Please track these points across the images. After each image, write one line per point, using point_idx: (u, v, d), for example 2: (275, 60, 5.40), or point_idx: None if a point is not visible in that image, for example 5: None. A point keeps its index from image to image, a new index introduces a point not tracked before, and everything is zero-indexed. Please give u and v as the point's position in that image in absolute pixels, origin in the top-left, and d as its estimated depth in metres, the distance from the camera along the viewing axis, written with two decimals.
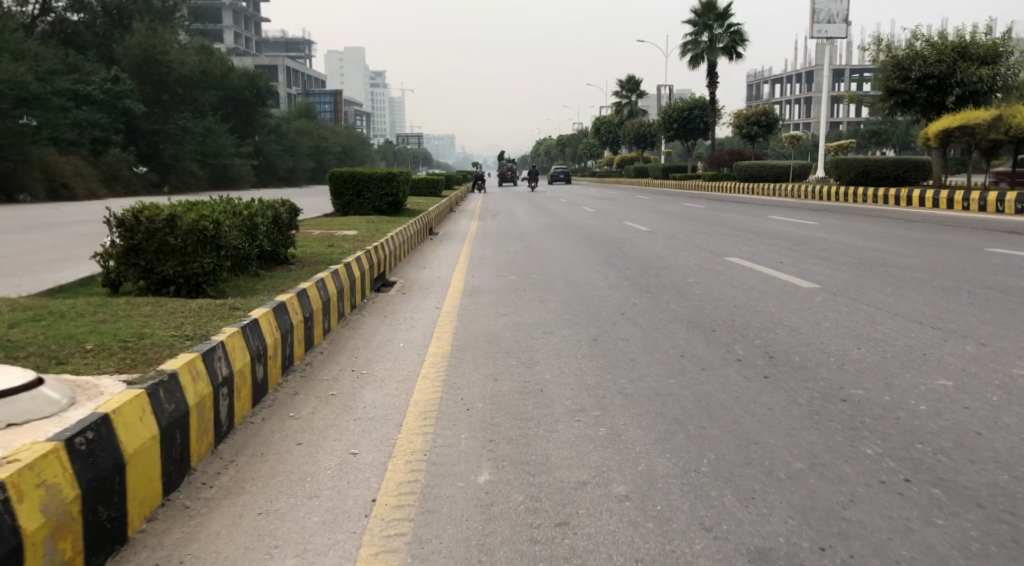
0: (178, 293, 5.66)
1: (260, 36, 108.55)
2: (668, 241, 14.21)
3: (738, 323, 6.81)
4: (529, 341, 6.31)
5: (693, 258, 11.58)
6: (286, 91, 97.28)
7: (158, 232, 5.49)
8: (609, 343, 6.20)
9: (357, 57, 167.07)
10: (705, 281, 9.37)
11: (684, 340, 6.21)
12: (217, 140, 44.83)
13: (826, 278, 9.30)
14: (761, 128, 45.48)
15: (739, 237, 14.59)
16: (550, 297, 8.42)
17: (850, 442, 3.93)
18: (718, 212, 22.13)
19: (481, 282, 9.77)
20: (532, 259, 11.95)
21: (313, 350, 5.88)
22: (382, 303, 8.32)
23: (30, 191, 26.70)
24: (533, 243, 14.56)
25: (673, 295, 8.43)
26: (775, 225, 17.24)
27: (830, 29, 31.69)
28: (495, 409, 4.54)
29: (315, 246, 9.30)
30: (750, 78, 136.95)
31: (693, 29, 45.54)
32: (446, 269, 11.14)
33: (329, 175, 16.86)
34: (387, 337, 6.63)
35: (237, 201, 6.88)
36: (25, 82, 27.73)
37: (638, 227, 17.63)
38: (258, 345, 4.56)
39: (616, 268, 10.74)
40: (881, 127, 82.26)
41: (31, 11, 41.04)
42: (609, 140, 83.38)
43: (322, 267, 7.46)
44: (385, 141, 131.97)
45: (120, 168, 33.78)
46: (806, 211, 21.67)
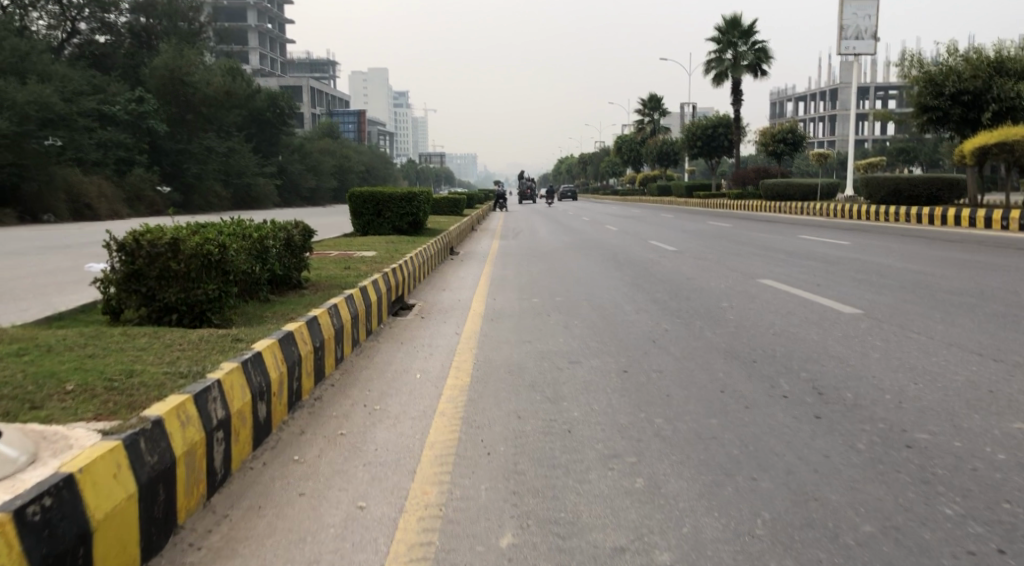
0: (181, 321, 5.35)
1: (285, 56, 110.05)
2: (696, 262, 13.72)
3: (779, 353, 6.31)
4: (555, 373, 5.87)
5: (724, 280, 11.07)
6: (310, 111, 98.40)
7: (160, 256, 5.20)
8: (641, 375, 5.74)
9: (380, 78, 169.09)
10: (740, 305, 8.87)
11: (723, 373, 5.72)
12: (240, 160, 45.19)
13: (869, 303, 8.76)
14: (787, 145, 44.80)
15: (770, 258, 14.05)
16: (575, 323, 7.97)
17: (924, 500, 3.44)
18: (746, 232, 21.55)
19: (503, 306, 9.35)
20: (555, 281, 11.52)
21: (324, 382, 5.50)
22: (399, 328, 7.94)
23: (54, 211, 26.92)
24: (556, 264, 14.14)
25: (706, 321, 7.93)
26: (807, 245, 16.66)
27: (859, 46, 31.10)
28: (519, 454, 4.10)
29: (331, 268, 8.97)
30: (774, 95, 136.16)
31: (717, 47, 45.16)
32: (466, 291, 10.75)
33: (348, 195, 16.62)
34: (403, 366, 6.23)
35: (248, 223, 6.59)
36: (51, 104, 28.02)
37: (664, 246, 17.14)
38: (260, 382, 4.19)
39: (644, 291, 10.27)
40: (908, 144, 81.01)
41: (60, 34, 41.80)
42: (631, 158, 83.00)
43: (336, 291, 7.12)
44: (408, 161, 132.91)
45: (143, 188, 34.06)
46: (837, 230, 21.01)
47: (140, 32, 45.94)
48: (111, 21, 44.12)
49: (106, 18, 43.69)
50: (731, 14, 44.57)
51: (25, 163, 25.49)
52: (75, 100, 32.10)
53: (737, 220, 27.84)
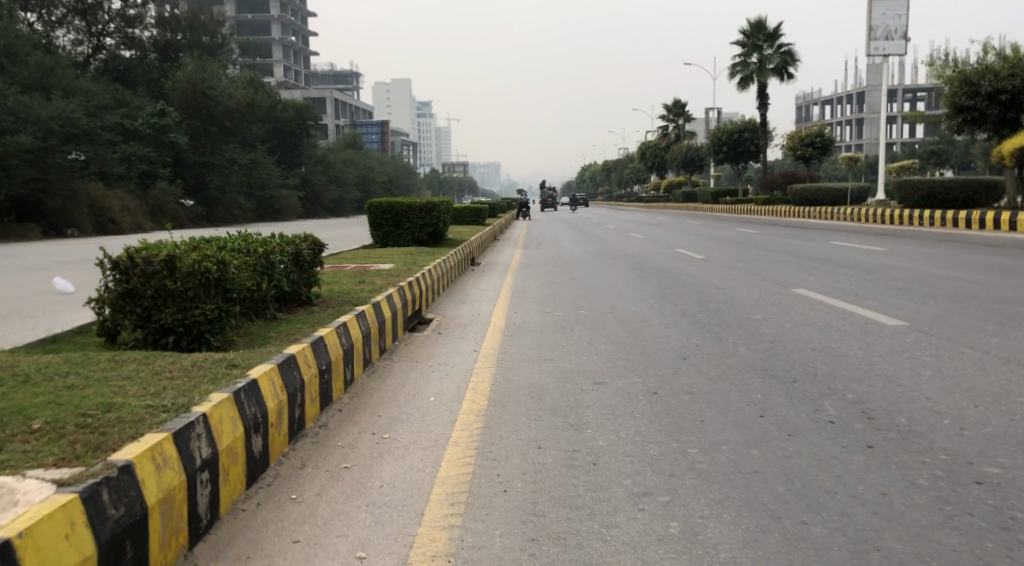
0: (178, 343, 5.07)
1: (309, 68, 111.26)
2: (725, 271, 13.19)
3: (821, 372, 5.81)
4: (578, 396, 5.44)
5: (755, 291, 10.56)
6: (334, 122, 99.26)
7: (155, 275, 4.94)
8: (671, 397, 5.29)
9: (403, 89, 170.42)
10: (773, 318, 8.34)
11: (761, 395, 5.23)
12: (263, 172, 45.49)
13: (913, 314, 8.19)
14: (816, 149, 43.88)
15: (802, 266, 13.47)
16: (599, 339, 7.54)
17: (1006, 551, 2.92)
18: (774, 238, 20.91)
19: (523, 320, 8.94)
20: (578, 293, 11.10)
21: (331, 408, 5.14)
22: (414, 346, 7.58)
23: (78, 226, 27.25)
24: (578, 274, 13.71)
25: (738, 336, 7.44)
26: (840, 252, 16.01)
27: (888, 47, 30.33)
28: (538, 492, 3.69)
29: (345, 282, 8.64)
30: (802, 99, 134.45)
31: (742, 51, 44.46)
32: (486, 304, 10.37)
33: (367, 205, 16.37)
34: (417, 388, 5.85)
35: (254, 238, 6.34)
36: (74, 119, 28.36)
37: (691, 255, 16.61)
38: (255, 412, 3.85)
39: (672, 303, 9.79)
40: (940, 147, 79.24)
41: (86, 50, 42.51)
42: (655, 165, 82.35)
43: (347, 307, 6.80)
44: (431, 171, 133.56)
45: (166, 201, 34.34)
46: (871, 236, 20.27)
47: (164, 46, 46.55)
48: (137, 36, 44.75)
49: (131, 33, 44.33)
50: (757, 17, 43.88)
51: (49, 178, 25.82)
52: (98, 114, 32.51)
53: (765, 227, 27.17)
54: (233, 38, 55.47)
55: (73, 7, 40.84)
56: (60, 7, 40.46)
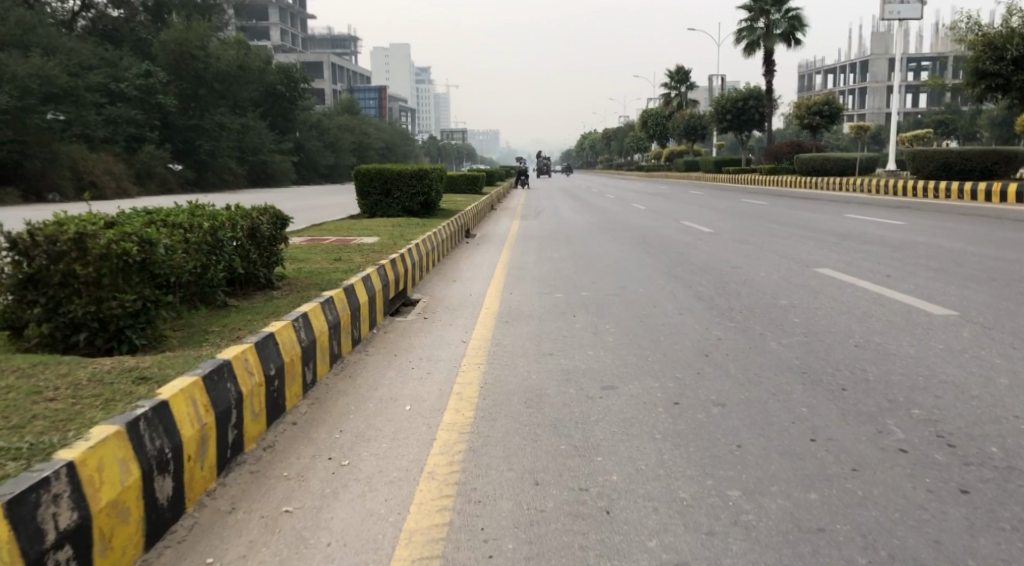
0: (93, 342, 4.05)
1: (306, 30, 108.36)
2: (737, 247, 12.19)
3: (872, 377, 4.88)
4: (584, 407, 4.49)
5: (775, 270, 9.59)
6: (330, 87, 96.96)
7: (63, 258, 3.92)
8: (696, 411, 4.36)
9: (401, 54, 166.95)
10: (802, 304, 7.37)
11: (808, 410, 4.29)
12: (254, 137, 44.17)
13: (959, 301, 7.22)
14: (824, 117, 42.47)
15: (821, 242, 12.49)
16: (609, 328, 6.61)
17: None
18: (783, 210, 19.90)
19: (520, 303, 7.99)
20: (581, 271, 10.14)
21: (279, 424, 4.19)
22: (394, 334, 6.63)
23: (58, 190, 25.91)
24: (581, 249, 12.72)
25: (765, 325, 6.52)
26: (858, 226, 15.00)
27: (904, 10, 28.80)
28: (535, 560, 2.75)
29: (319, 260, 7.59)
30: (804, 68, 132.24)
31: (749, 15, 42.76)
32: (479, 283, 9.42)
33: (354, 172, 15.27)
34: (390, 393, 4.90)
35: (200, 212, 5.33)
36: (54, 78, 26.94)
37: (700, 228, 15.58)
38: (159, 448, 2.88)
39: (685, 283, 8.83)
40: (948, 116, 77.64)
41: (70, 7, 40.80)
42: (656, 133, 80.61)
43: (313, 291, 5.83)
44: (430, 138, 131.38)
45: (154, 165, 32.96)
46: (886, 208, 19.21)
47: (154, 6, 44.89)
48: None
49: None
50: None
51: (26, 140, 24.48)
52: (80, 74, 31.04)
53: (774, 198, 26.03)
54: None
55: None
56: None
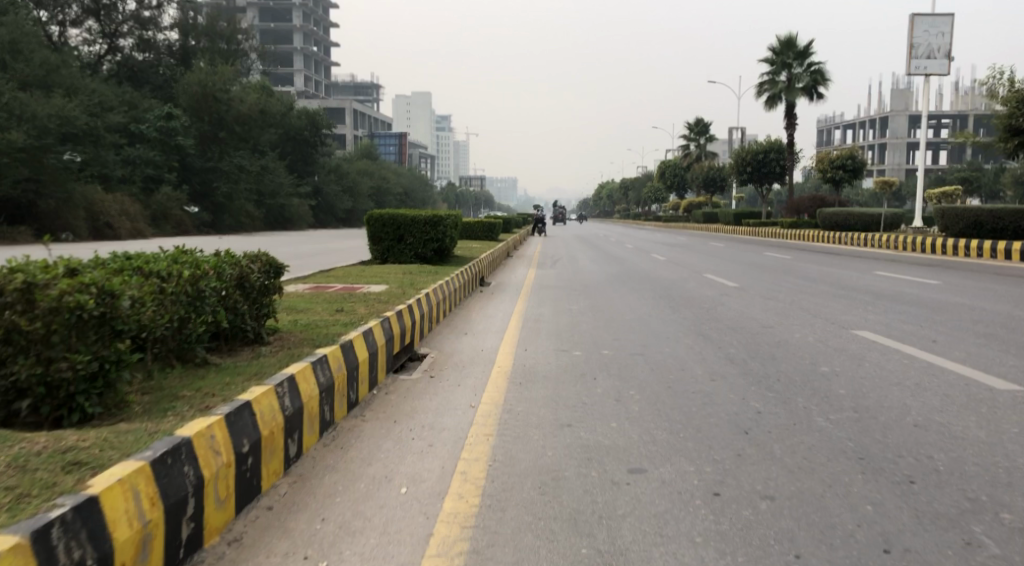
0: (39, 409, 3.50)
1: (330, 77, 110.62)
2: (765, 304, 11.53)
3: (942, 466, 4.17)
4: (608, 496, 3.85)
5: (809, 331, 8.93)
6: (352, 132, 98.28)
7: (9, 311, 3.40)
8: (741, 505, 3.71)
9: (422, 103, 169.98)
10: (846, 373, 6.69)
11: (874, 510, 3.61)
12: (273, 180, 44.48)
13: (1022, 374, 6.50)
14: (847, 172, 41.97)
15: (854, 301, 11.82)
16: (635, 395, 5.98)
17: None
18: (809, 266, 19.23)
19: (536, 362, 7.38)
20: (600, 326, 9.53)
21: (251, 511, 3.58)
22: (397, 396, 6.04)
23: (72, 229, 25.89)
24: (600, 301, 12.14)
25: (807, 397, 5.84)
26: (892, 285, 14.29)
27: (930, 66, 28.46)
28: None
29: (319, 311, 7.06)
30: (823, 123, 132.68)
31: (771, 68, 42.78)
32: (491, 336, 8.84)
33: (366, 217, 14.84)
34: (385, 470, 4.28)
35: (184, 259, 4.84)
36: (73, 119, 27.18)
37: (723, 283, 14.98)
38: (78, 560, 2.27)
39: (715, 344, 8.18)
40: (971, 173, 76.88)
41: (98, 50, 41.69)
42: (674, 184, 80.42)
43: (305, 348, 5.28)
44: (448, 185, 132.61)
45: (170, 207, 33.06)
46: (918, 266, 18.48)
47: (180, 50, 45.78)
48: (152, 38, 43.96)
49: (146, 36, 43.53)
50: (787, 34, 42.17)
51: (42, 177, 24.58)
52: (100, 115, 31.34)
53: (797, 252, 25.36)
54: (249, 42, 54.61)
55: (87, 6, 40.05)
56: (74, 6, 39.78)
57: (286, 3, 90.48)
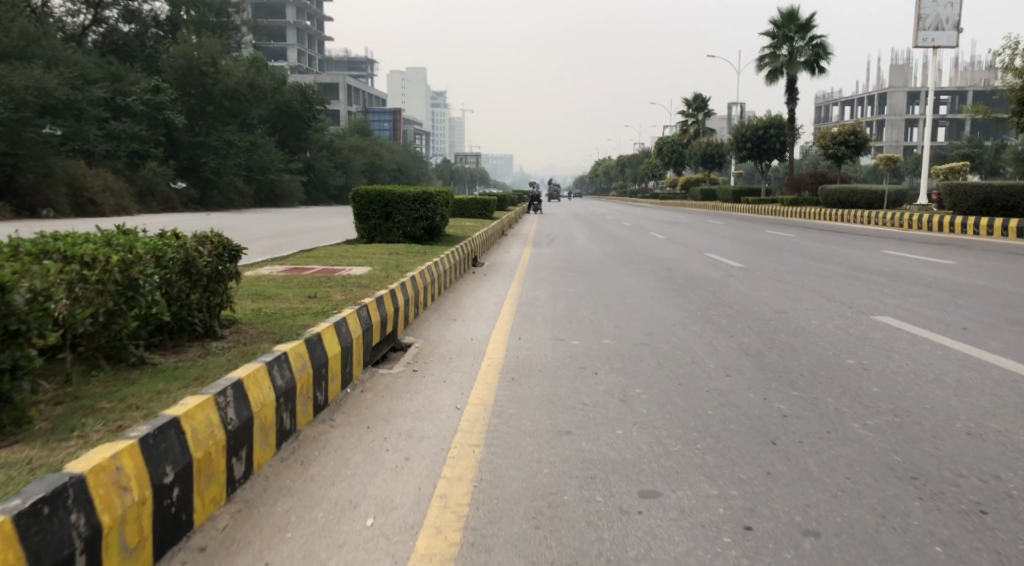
0: None
1: (322, 51, 108.68)
2: (774, 286, 10.83)
3: (1014, 491, 3.50)
4: (617, 531, 3.18)
5: (826, 318, 8.25)
6: (345, 108, 96.80)
7: None
8: (780, 544, 3.04)
9: (417, 78, 167.71)
10: (876, 367, 6.01)
11: (945, 553, 2.93)
12: (263, 155, 43.47)
13: None
14: (849, 148, 41.09)
15: (868, 283, 11.15)
16: (643, 395, 5.30)
17: None
18: (814, 245, 18.51)
19: (531, 354, 6.69)
20: (601, 312, 8.84)
21: (176, 554, 2.88)
22: (372, 395, 5.34)
23: (53, 206, 24.93)
24: (600, 283, 11.45)
25: (838, 398, 5.16)
26: (904, 265, 13.62)
27: (938, 38, 27.52)
28: None
29: (290, 297, 6.35)
30: (821, 99, 131.31)
31: (772, 42, 41.71)
32: (482, 324, 8.14)
33: (352, 194, 14.03)
34: (350, 494, 3.59)
35: (117, 242, 4.10)
36: (52, 91, 26.15)
37: (728, 262, 14.31)
38: None
39: (728, 333, 7.48)
40: (971, 150, 75.95)
41: (81, 21, 40.34)
42: (671, 161, 79.29)
43: (264, 343, 4.56)
44: (443, 161, 131.09)
45: (156, 182, 32.12)
46: (927, 245, 17.79)
47: (166, 21, 44.46)
48: (138, 9, 42.65)
49: (131, 7, 42.22)
50: (789, 6, 41.03)
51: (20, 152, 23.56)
52: (82, 88, 30.26)
53: (799, 230, 24.67)
54: (237, 15, 53.13)
55: None
56: None
57: None
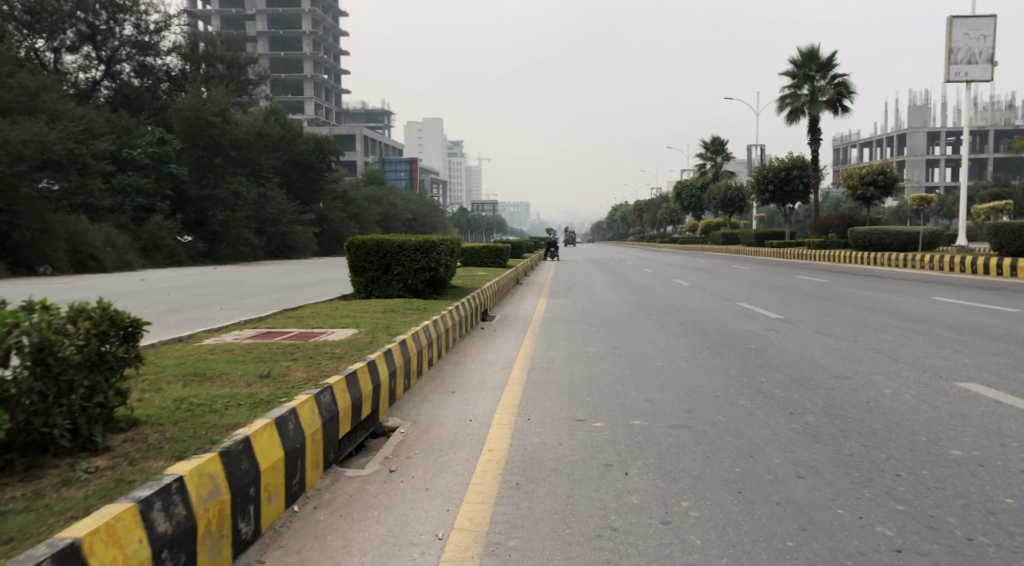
0: None
1: (340, 104, 110.03)
2: (826, 344, 9.38)
3: None
4: None
5: (901, 386, 6.81)
6: (362, 159, 97.24)
7: None
8: None
9: (434, 129, 169.54)
10: (996, 461, 4.57)
11: None
12: (274, 207, 43.04)
13: None
14: (878, 188, 39.62)
15: (932, 338, 9.69)
16: (692, 513, 3.89)
17: None
18: (856, 292, 16.97)
19: (542, 443, 5.30)
20: (626, 379, 7.44)
21: None
22: (321, 516, 3.94)
23: (52, 262, 24.28)
24: (623, 341, 10.09)
25: (965, 517, 3.69)
26: (967, 315, 12.08)
27: (971, 71, 26.35)
28: None
29: (233, 377, 5.05)
30: (839, 141, 130.26)
31: (792, 82, 40.87)
32: (486, 398, 6.80)
33: (347, 244, 12.87)
34: None
35: None
36: (53, 145, 25.70)
37: (765, 314, 12.90)
38: None
39: (786, 411, 5.99)
40: (1000, 189, 73.89)
41: (94, 76, 40.62)
42: (690, 205, 78.00)
43: (155, 460, 3.22)
44: (460, 210, 131.17)
45: (162, 236, 31.49)
46: (982, 291, 16.18)
47: (179, 75, 44.48)
48: (151, 64, 42.82)
49: (145, 61, 42.40)
50: (808, 46, 40.21)
51: (17, 208, 23.02)
52: (87, 141, 29.89)
53: (833, 275, 23.14)
54: (252, 68, 53.37)
55: (82, 32, 38.94)
56: (70, 32, 38.60)
57: (297, 32, 89.67)
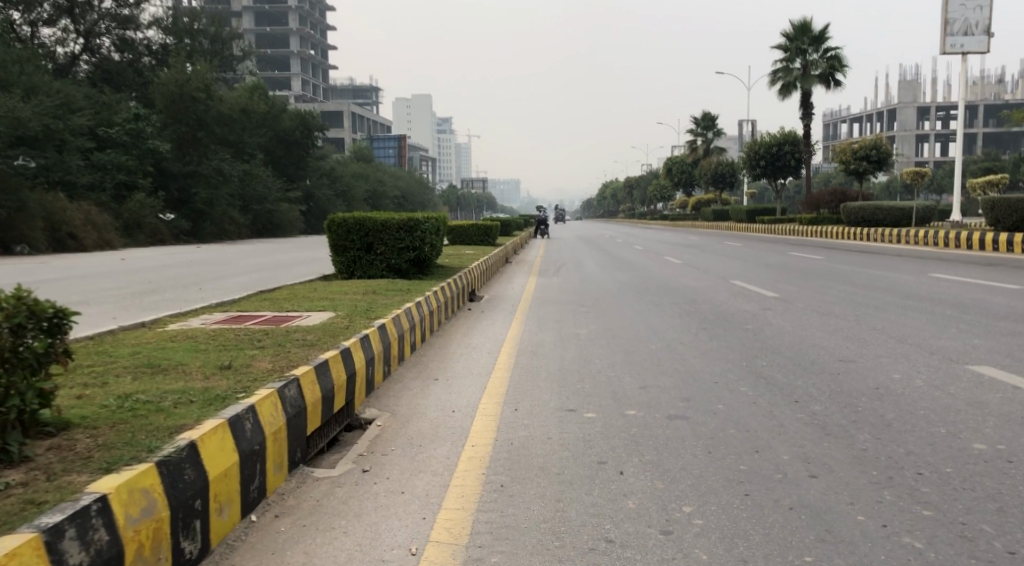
0: None
1: (327, 80, 108.35)
2: (826, 324, 9.01)
3: None
4: None
5: (911, 370, 6.42)
6: (350, 136, 95.94)
7: None
8: None
9: (422, 105, 167.61)
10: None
11: None
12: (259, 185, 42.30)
13: None
14: (870, 163, 39.23)
15: (935, 317, 9.34)
16: (696, 522, 3.48)
17: None
18: (852, 268, 16.62)
19: (529, 437, 4.88)
20: (620, 364, 7.03)
21: None
22: (280, 528, 3.51)
23: (28, 241, 23.61)
24: (616, 322, 9.69)
25: (1000, 525, 3.30)
26: (969, 292, 11.73)
27: (967, 43, 25.87)
28: None
29: (189, 369, 4.61)
30: (829, 117, 129.68)
31: (784, 55, 40.26)
32: (470, 385, 6.38)
33: (327, 222, 12.35)
34: None
35: None
36: (28, 121, 24.94)
37: (761, 292, 12.52)
38: None
39: (792, 399, 5.59)
40: (990, 163, 73.73)
41: (71, 51, 39.54)
42: (681, 182, 77.48)
43: (75, 473, 2.77)
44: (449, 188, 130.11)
45: (144, 215, 30.77)
46: (979, 266, 15.88)
47: (160, 49, 43.32)
48: (132, 38, 41.68)
49: (124, 35, 41.29)
50: (801, 18, 39.55)
51: None
52: (64, 117, 29.04)
53: (826, 251, 22.81)
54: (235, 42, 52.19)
55: (59, 4, 37.79)
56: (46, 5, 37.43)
57: (283, 6, 87.89)
